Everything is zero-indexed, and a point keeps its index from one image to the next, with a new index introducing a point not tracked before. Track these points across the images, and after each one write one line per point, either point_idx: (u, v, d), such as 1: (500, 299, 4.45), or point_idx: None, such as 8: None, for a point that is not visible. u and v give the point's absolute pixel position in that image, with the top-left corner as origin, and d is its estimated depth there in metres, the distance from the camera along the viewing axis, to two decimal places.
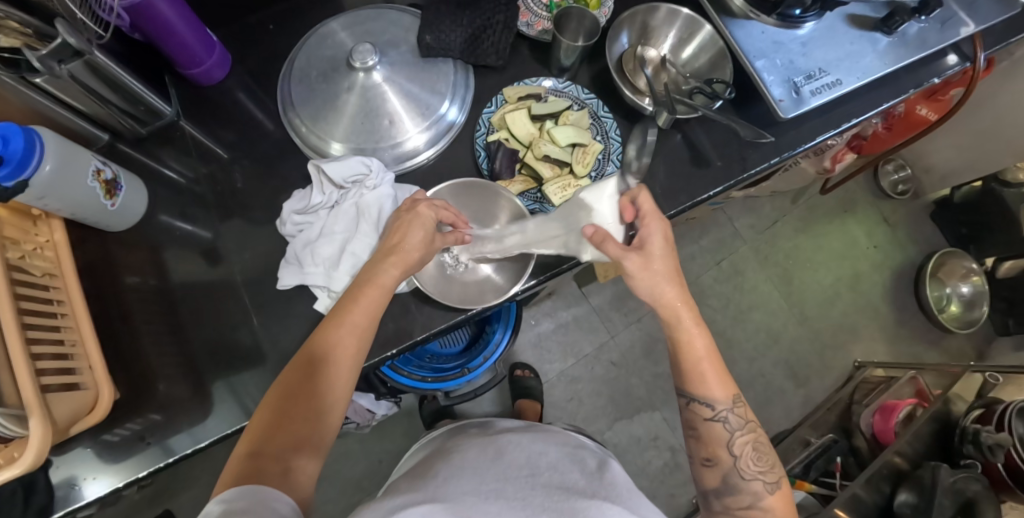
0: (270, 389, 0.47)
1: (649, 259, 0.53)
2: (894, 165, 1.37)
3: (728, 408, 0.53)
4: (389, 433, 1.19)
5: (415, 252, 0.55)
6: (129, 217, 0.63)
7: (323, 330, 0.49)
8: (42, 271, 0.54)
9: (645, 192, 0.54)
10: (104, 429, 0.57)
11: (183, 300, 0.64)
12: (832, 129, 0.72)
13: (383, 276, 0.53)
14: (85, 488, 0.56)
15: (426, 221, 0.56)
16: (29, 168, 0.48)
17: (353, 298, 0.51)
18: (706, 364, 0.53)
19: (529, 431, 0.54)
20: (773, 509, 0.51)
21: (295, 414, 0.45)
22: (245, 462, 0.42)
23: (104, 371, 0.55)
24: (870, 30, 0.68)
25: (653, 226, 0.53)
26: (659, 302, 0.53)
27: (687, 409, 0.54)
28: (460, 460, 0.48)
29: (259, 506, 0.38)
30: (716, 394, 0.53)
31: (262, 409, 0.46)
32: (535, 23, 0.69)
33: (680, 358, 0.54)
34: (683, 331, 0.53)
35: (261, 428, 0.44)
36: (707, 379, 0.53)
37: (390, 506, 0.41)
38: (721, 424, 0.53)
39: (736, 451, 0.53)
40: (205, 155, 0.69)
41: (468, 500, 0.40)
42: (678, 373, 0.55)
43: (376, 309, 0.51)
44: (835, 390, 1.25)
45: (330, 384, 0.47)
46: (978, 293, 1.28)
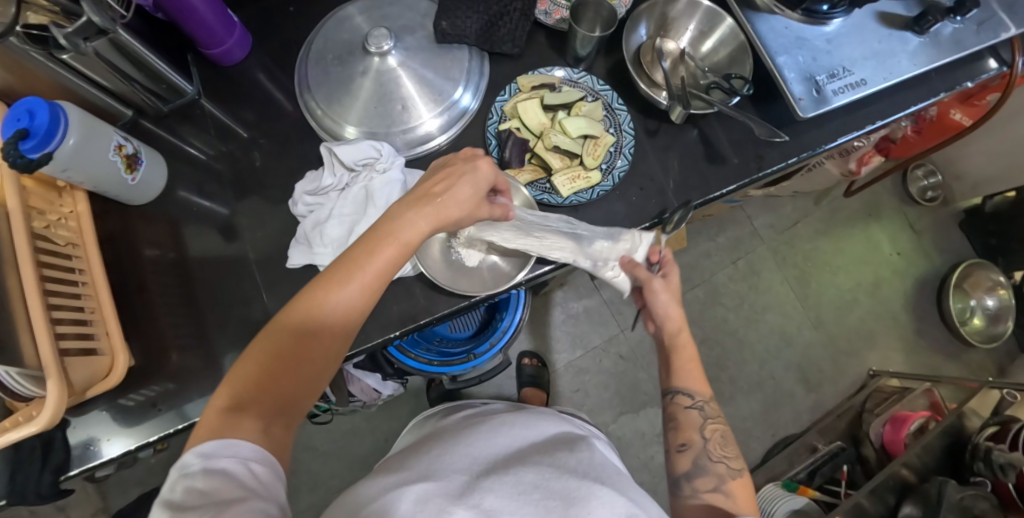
0: (259, 340, 0.43)
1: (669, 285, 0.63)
2: (924, 170, 1.33)
3: (704, 400, 0.57)
4: (395, 413, 1.22)
5: (455, 209, 0.50)
6: (150, 191, 0.65)
7: (327, 286, 0.44)
8: (65, 241, 0.57)
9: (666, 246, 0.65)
10: (120, 394, 0.60)
11: (198, 273, 0.66)
12: (854, 130, 0.70)
13: (409, 232, 0.47)
14: (100, 449, 0.59)
15: (481, 179, 0.52)
16: (53, 141, 0.50)
17: (369, 255, 0.46)
18: (689, 362, 0.60)
19: (520, 412, 0.54)
20: (734, 493, 0.51)
21: (287, 374, 0.42)
22: (228, 417, 0.40)
23: (121, 339, 0.58)
24: (901, 29, 0.66)
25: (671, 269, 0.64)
26: (667, 318, 0.62)
27: (669, 400, 0.59)
28: (455, 439, 0.49)
29: (237, 472, 0.37)
30: (695, 386, 0.58)
31: (250, 356, 0.42)
32: (553, 11, 0.68)
33: (670, 359, 0.61)
34: (678, 339, 0.61)
35: (245, 383, 0.41)
36: (689, 371, 0.59)
37: (387, 484, 0.41)
38: (697, 411, 0.57)
39: (707, 435, 0.55)
40: (225, 134, 0.70)
41: (463, 479, 0.41)
42: (665, 372, 0.61)
43: (393, 268, 0.46)
44: (847, 397, 1.23)
45: (329, 349, 0.44)
46: (1004, 306, 1.24)
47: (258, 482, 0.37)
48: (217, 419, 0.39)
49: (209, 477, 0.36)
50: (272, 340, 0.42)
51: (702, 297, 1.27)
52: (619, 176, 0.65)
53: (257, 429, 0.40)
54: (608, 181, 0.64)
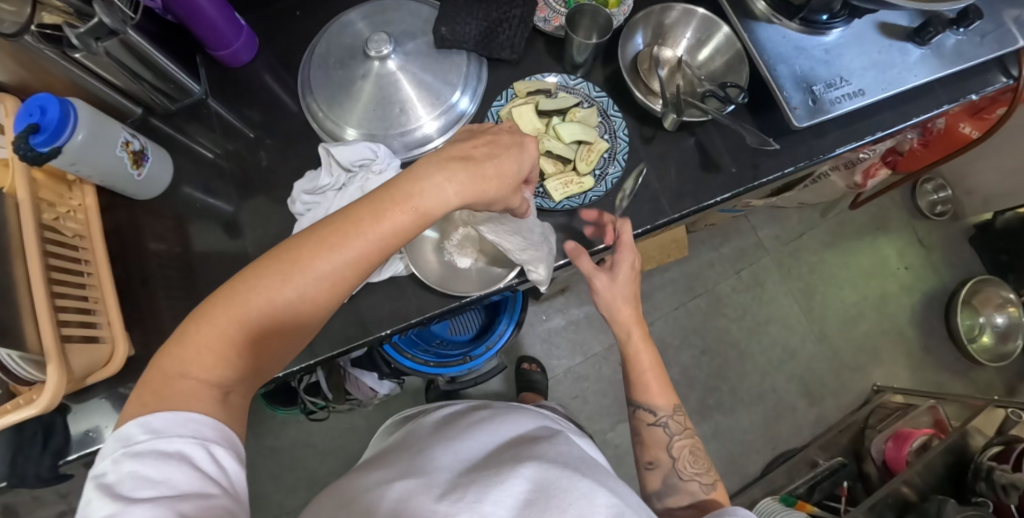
0: (233, 294, 0.39)
1: (616, 284, 0.60)
2: (934, 184, 1.31)
3: (669, 415, 0.58)
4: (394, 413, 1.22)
5: (494, 185, 0.48)
6: (156, 187, 0.68)
7: (319, 248, 0.41)
8: (73, 233, 0.59)
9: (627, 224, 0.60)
10: (120, 383, 0.62)
11: (199, 267, 0.67)
12: (854, 141, 0.70)
13: (425, 201, 0.44)
14: (98, 435, 0.61)
15: (523, 162, 0.50)
16: (63, 135, 0.52)
17: (369, 225, 0.42)
18: (649, 375, 0.59)
19: (508, 411, 0.51)
20: (709, 510, 0.53)
21: (258, 339, 0.40)
22: (188, 376, 0.38)
23: (122, 328, 0.60)
24: (901, 40, 0.65)
25: (625, 256, 0.60)
26: (615, 320, 0.61)
27: (633, 416, 0.59)
28: (441, 440, 0.46)
29: (193, 454, 0.36)
30: (657, 401, 0.58)
31: (218, 311, 0.39)
32: (552, 18, 0.69)
33: (628, 371, 0.60)
34: (632, 345, 0.60)
35: (210, 341, 0.38)
36: (651, 388, 0.59)
37: (370, 488, 0.38)
38: (662, 428, 0.57)
39: (675, 453, 0.56)
40: (230, 133, 0.72)
41: (446, 478, 0.38)
42: (626, 384, 0.61)
43: (398, 239, 0.43)
44: (850, 412, 1.21)
45: (309, 318, 0.42)
46: (1013, 324, 1.23)
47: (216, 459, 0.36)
48: (172, 380, 0.38)
49: (162, 458, 0.34)
50: (250, 302, 0.39)
51: (704, 307, 1.26)
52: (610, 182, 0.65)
53: (214, 394, 0.39)
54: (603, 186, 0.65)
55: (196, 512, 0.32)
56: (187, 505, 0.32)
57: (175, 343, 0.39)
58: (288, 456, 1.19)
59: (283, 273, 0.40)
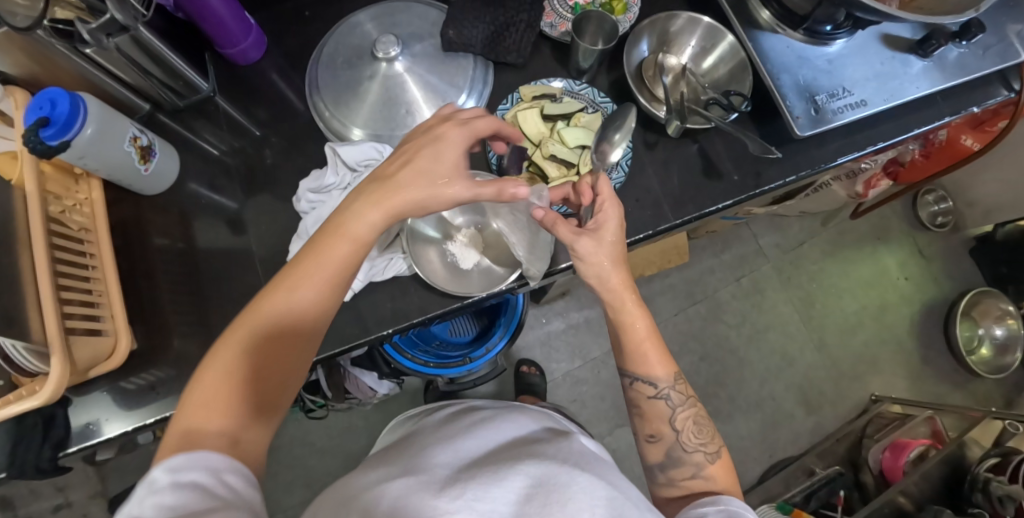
0: (208, 363, 0.42)
1: (600, 245, 0.54)
2: (935, 196, 1.31)
3: (670, 386, 0.54)
4: (392, 413, 1.23)
5: (431, 188, 0.48)
6: (162, 183, 0.68)
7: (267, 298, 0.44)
8: (79, 226, 0.59)
9: (603, 177, 0.55)
10: (121, 377, 0.62)
11: (203, 263, 0.68)
12: (855, 151, 0.70)
13: (356, 226, 0.47)
14: (98, 428, 0.61)
15: (451, 148, 0.49)
16: (72, 129, 0.52)
17: (328, 249, 0.46)
18: (647, 344, 0.54)
19: (507, 411, 0.52)
20: (715, 479, 0.51)
21: (254, 376, 0.43)
22: (202, 423, 0.39)
23: (124, 320, 0.59)
24: (904, 52, 0.66)
25: (610, 210, 0.55)
26: (607, 286, 0.54)
27: (631, 388, 0.55)
28: (440, 440, 0.46)
29: (208, 482, 0.35)
30: (657, 373, 0.54)
31: (212, 364, 0.41)
32: (558, 24, 0.70)
33: (622, 341, 0.54)
34: (626, 313, 0.53)
35: (201, 402, 0.40)
36: (650, 357, 0.54)
37: (371, 485, 0.38)
38: (664, 400, 0.54)
39: (679, 425, 0.54)
40: (237, 131, 0.73)
41: (447, 475, 0.37)
42: (620, 354, 0.56)
43: (343, 264, 0.46)
44: (847, 421, 1.21)
45: (281, 358, 0.44)
46: (1012, 337, 1.23)
47: (234, 488, 0.36)
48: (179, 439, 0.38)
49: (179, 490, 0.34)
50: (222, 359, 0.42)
51: (704, 313, 1.26)
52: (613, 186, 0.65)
53: (224, 444, 0.39)
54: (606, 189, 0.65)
55: None
56: None
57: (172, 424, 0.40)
58: (286, 454, 1.19)
59: (255, 312, 0.44)
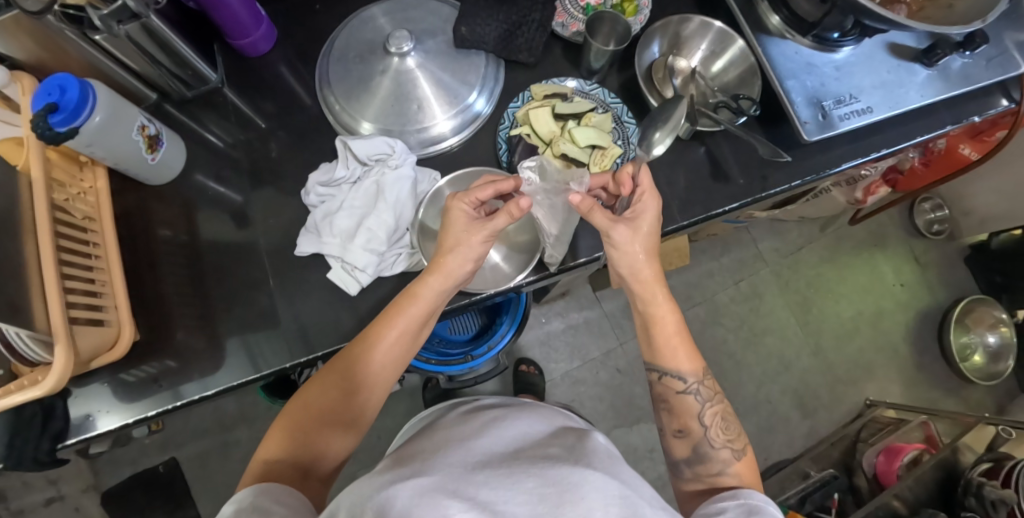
0: (300, 402, 0.52)
1: (636, 234, 0.55)
2: (931, 204, 1.33)
3: (698, 381, 0.55)
4: (390, 410, 1.22)
5: (471, 255, 0.55)
6: (167, 173, 0.67)
7: (352, 351, 0.53)
8: (83, 215, 0.58)
9: (645, 170, 0.57)
10: (123, 369, 0.61)
11: (207, 255, 0.67)
12: (860, 157, 0.71)
13: (421, 288, 0.54)
14: (98, 420, 0.60)
15: (466, 211, 0.56)
16: (81, 117, 0.52)
17: (415, 292, 0.54)
18: (676, 339, 0.56)
19: (516, 409, 0.51)
20: (740, 475, 0.52)
21: (338, 399, 0.52)
22: (287, 434, 0.51)
23: (128, 312, 0.59)
24: (911, 60, 0.67)
25: (648, 202, 0.56)
26: (638, 278, 0.56)
27: (659, 383, 0.56)
28: (448, 438, 0.44)
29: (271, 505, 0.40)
30: (685, 367, 0.55)
31: (314, 380, 0.53)
32: (569, 24, 0.70)
33: (651, 333, 0.56)
34: (656, 307, 0.56)
35: (289, 435, 0.50)
36: (679, 353, 0.55)
37: (381, 477, 0.37)
38: (692, 396, 0.55)
39: (706, 422, 0.55)
40: (244, 123, 0.72)
41: (460, 472, 0.36)
42: (648, 348, 0.57)
43: (411, 324, 0.54)
44: (842, 425, 1.23)
45: (354, 407, 0.53)
46: (1005, 344, 1.24)
47: (291, 507, 0.41)
48: (264, 464, 0.48)
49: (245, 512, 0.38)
50: (308, 401, 0.52)
51: (703, 316, 1.27)
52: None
53: (297, 475, 0.48)
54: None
55: None
56: None
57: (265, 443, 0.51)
58: None
59: (341, 365, 0.53)
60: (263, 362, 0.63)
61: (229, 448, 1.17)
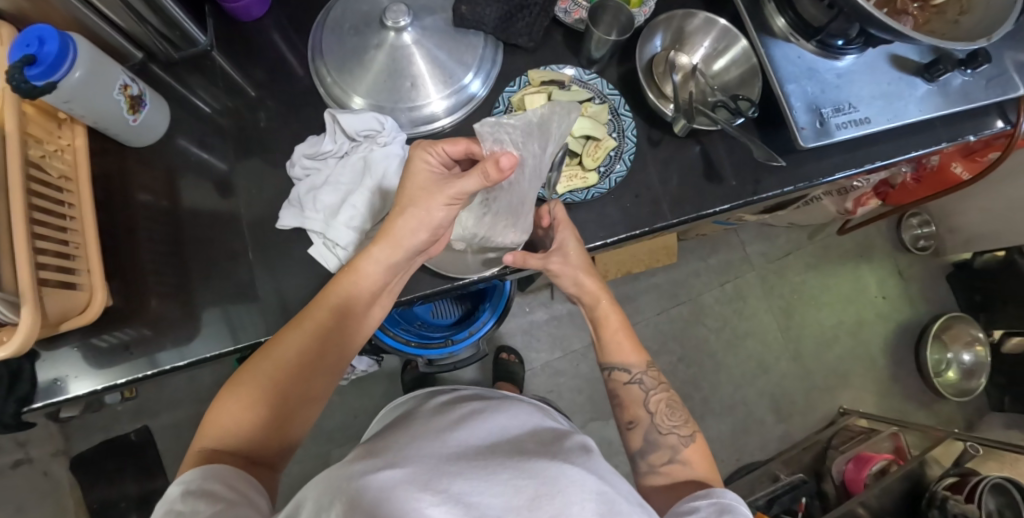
0: (236, 387, 0.48)
1: (569, 262, 0.61)
2: (919, 219, 1.33)
3: (643, 371, 0.58)
4: (368, 390, 1.21)
5: (422, 223, 0.50)
6: (150, 136, 0.66)
7: (294, 330, 0.50)
8: (59, 173, 0.57)
9: (558, 205, 0.61)
10: (94, 333, 0.60)
11: (186, 222, 0.66)
12: (853, 167, 0.71)
13: (366, 260, 0.52)
14: (67, 385, 0.59)
15: (429, 163, 0.50)
16: (60, 71, 0.50)
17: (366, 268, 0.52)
18: (620, 334, 0.60)
19: (493, 401, 0.48)
20: (690, 461, 0.53)
21: (289, 379, 0.49)
22: (229, 422, 0.47)
23: (101, 276, 0.58)
24: (910, 74, 0.67)
25: (566, 232, 0.61)
26: (585, 290, 0.62)
27: (608, 377, 0.60)
28: (423, 428, 0.42)
29: (215, 488, 0.39)
30: (630, 359, 0.59)
31: (253, 364, 0.49)
32: (573, 10, 0.67)
33: (599, 334, 0.61)
34: (601, 309, 0.61)
35: (229, 423, 0.47)
36: (623, 346, 0.59)
37: (353, 467, 0.34)
38: (638, 385, 0.58)
39: (653, 408, 0.57)
40: (233, 89, 0.70)
41: (434, 459, 0.33)
42: (599, 347, 0.61)
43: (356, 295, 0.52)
44: (815, 431, 1.25)
45: (299, 388, 0.50)
46: (979, 363, 1.25)
47: (241, 492, 0.40)
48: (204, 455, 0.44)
49: (191, 496, 0.38)
50: (247, 386, 0.48)
51: (686, 315, 1.28)
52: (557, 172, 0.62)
53: (242, 463, 0.45)
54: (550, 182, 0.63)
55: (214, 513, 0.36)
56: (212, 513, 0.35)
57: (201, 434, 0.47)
58: None
59: (281, 345, 0.49)
60: (240, 334, 0.62)
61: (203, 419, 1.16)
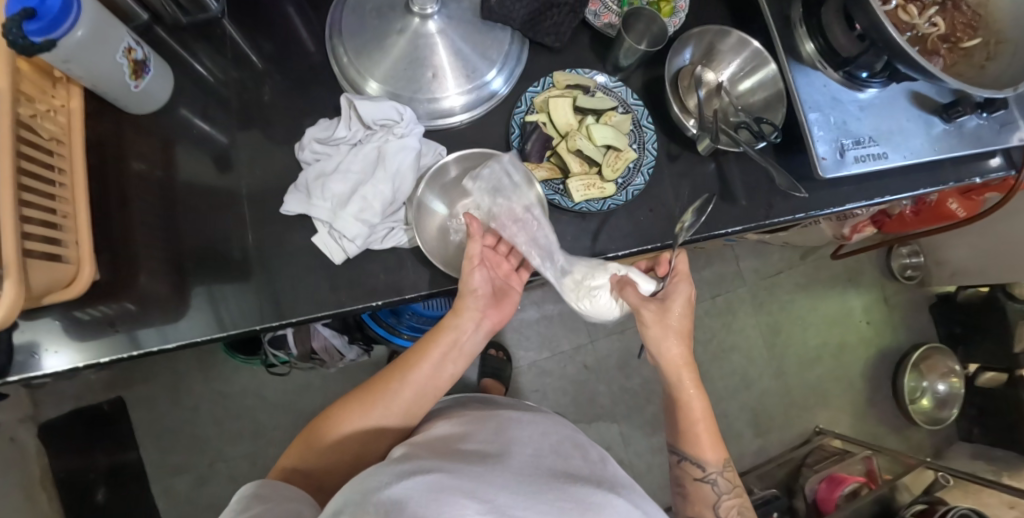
0: (326, 413, 0.54)
1: (666, 314, 0.60)
2: (909, 249, 1.37)
3: (718, 471, 0.58)
4: (352, 378, 1.19)
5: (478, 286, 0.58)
6: (150, 103, 0.62)
7: (383, 374, 0.56)
8: (50, 135, 0.53)
9: (683, 255, 0.63)
10: (76, 306, 0.56)
11: (182, 197, 0.62)
12: (865, 200, 0.71)
13: (449, 321, 0.58)
14: (45, 359, 0.55)
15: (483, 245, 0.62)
16: (62, 27, 0.46)
17: (443, 326, 0.58)
18: (703, 430, 0.58)
19: (530, 412, 0.48)
20: None
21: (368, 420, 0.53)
22: (311, 446, 0.52)
23: (90, 249, 0.54)
24: (929, 113, 0.67)
25: (681, 285, 0.62)
26: (668, 363, 0.59)
27: (678, 467, 0.59)
28: (453, 436, 0.40)
29: (265, 491, 0.41)
30: (707, 457, 0.58)
31: (335, 402, 0.55)
32: (602, 14, 0.66)
33: (679, 421, 0.59)
34: (686, 394, 0.59)
35: (310, 447, 0.52)
36: (703, 443, 0.58)
37: (390, 470, 0.32)
38: (710, 485, 0.58)
39: (722, 513, 0.57)
40: (240, 61, 0.67)
41: (476, 470, 0.32)
42: (675, 433, 0.60)
43: (439, 355, 0.57)
44: (791, 448, 1.27)
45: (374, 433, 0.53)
46: (952, 394, 1.29)
47: (289, 495, 0.41)
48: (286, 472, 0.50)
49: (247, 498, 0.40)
50: (333, 415, 0.54)
51: None
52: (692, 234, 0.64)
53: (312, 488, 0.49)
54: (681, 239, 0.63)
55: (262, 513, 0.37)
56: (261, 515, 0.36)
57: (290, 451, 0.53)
58: (236, 404, 1.15)
59: (371, 386, 0.55)
60: (231, 320, 0.59)
61: (180, 392, 1.14)
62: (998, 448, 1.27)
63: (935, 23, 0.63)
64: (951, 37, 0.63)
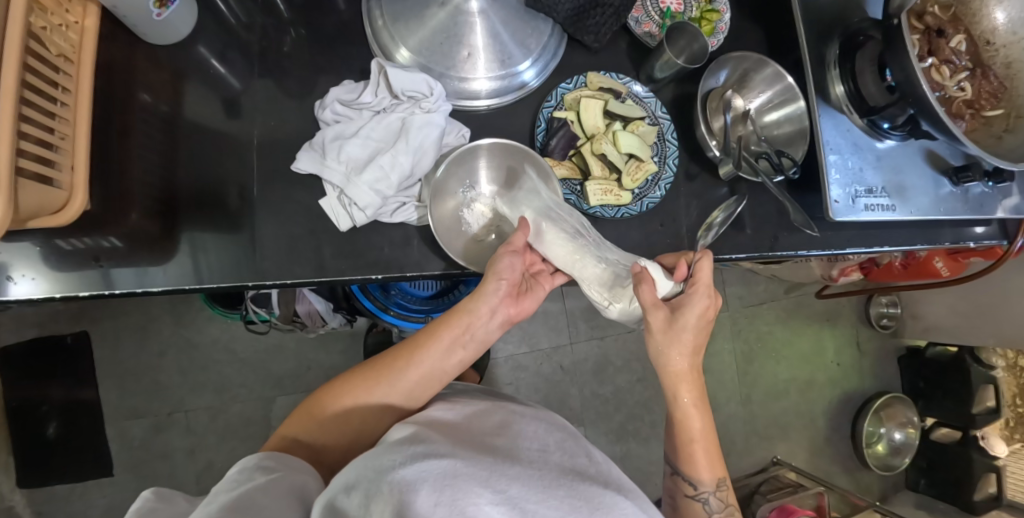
0: (334, 384, 0.54)
1: (676, 324, 0.52)
2: (888, 300, 1.41)
3: (710, 491, 0.54)
4: (328, 346, 1.18)
5: (505, 273, 0.55)
6: (169, 35, 0.59)
7: (395, 353, 0.54)
8: (58, 51, 0.49)
9: (706, 260, 0.54)
10: (59, 235, 0.53)
11: (187, 137, 0.60)
12: (868, 247, 0.73)
13: (466, 304, 0.55)
14: (14, 284, 0.51)
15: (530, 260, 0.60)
16: None
17: (458, 309, 0.55)
18: (700, 447, 0.53)
19: (541, 411, 0.47)
20: None
21: (368, 397, 0.52)
22: (313, 417, 0.52)
23: (86, 175, 0.51)
24: (941, 173, 0.69)
25: (697, 298, 0.53)
26: (673, 373, 0.53)
27: (670, 479, 0.56)
28: (462, 426, 0.41)
29: (274, 463, 0.39)
30: (702, 476, 0.54)
31: (342, 373, 0.55)
32: (644, 23, 0.66)
33: (675, 437, 0.54)
34: (684, 409, 0.53)
35: (312, 416, 0.52)
36: (696, 460, 0.54)
37: (396, 455, 0.32)
38: (701, 504, 0.54)
39: None
40: (267, 7, 0.65)
41: (488, 459, 0.32)
42: (672, 448, 0.56)
43: (450, 338, 0.55)
44: (747, 474, 1.30)
45: (376, 412, 0.52)
46: (907, 443, 1.35)
47: (294, 468, 0.40)
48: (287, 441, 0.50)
49: (259, 468, 0.38)
50: (337, 388, 0.53)
51: None
52: (717, 232, 0.66)
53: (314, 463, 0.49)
54: (706, 236, 0.66)
55: (280, 490, 0.36)
56: (279, 492, 0.35)
57: (294, 418, 0.53)
58: (205, 356, 1.12)
59: (380, 363, 0.54)
60: (208, 273, 0.56)
61: (147, 334, 1.10)
62: (941, 502, 1.34)
63: (963, 87, 0.64)
64: (975, 104, 0.64)
